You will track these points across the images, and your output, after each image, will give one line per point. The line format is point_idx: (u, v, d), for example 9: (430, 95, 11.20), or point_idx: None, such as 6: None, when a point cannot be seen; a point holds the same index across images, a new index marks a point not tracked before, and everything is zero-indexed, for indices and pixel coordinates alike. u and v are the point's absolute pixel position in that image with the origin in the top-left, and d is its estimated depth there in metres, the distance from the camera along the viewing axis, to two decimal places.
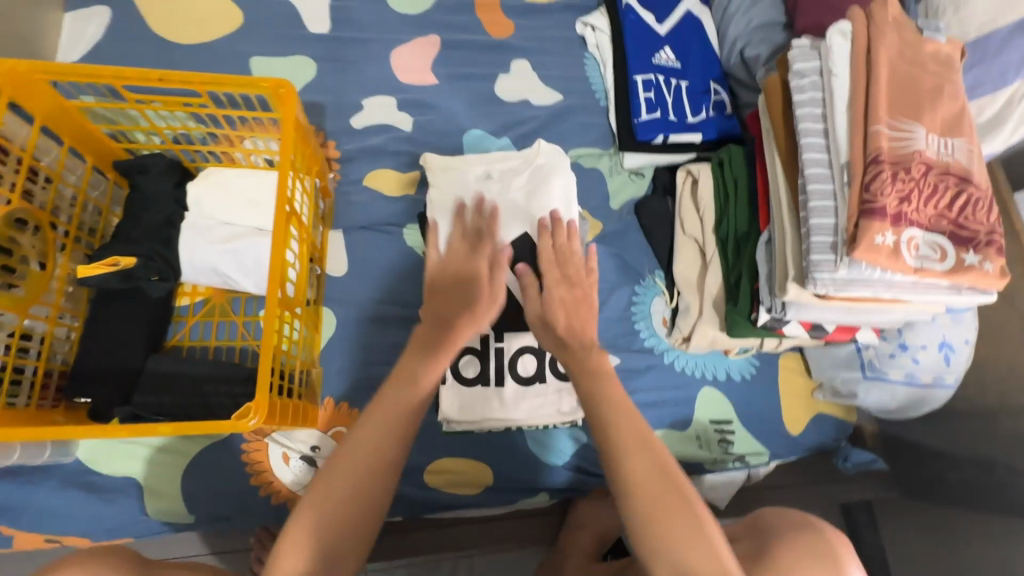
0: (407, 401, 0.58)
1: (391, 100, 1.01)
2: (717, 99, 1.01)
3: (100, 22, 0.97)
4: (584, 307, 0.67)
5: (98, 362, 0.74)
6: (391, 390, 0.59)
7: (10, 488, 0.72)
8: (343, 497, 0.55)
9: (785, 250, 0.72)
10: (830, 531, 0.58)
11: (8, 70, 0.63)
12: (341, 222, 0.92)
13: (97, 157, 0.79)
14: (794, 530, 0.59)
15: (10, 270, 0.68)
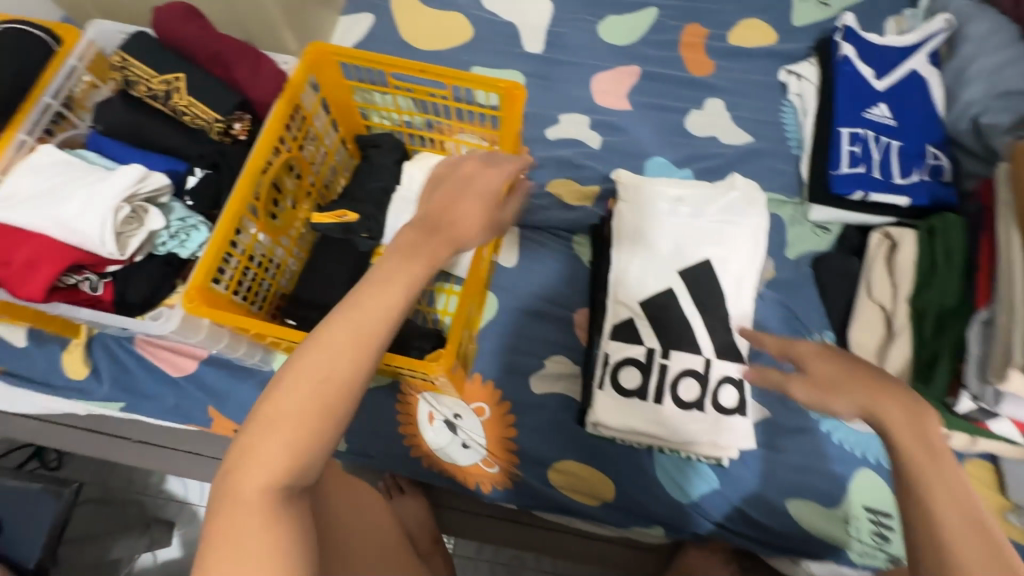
0: (315, 362, 0.48)
1: (585, 119, 1.08)
2: (933, 163, 0.93)
3: (364, 25, 1.18)
4: (880, 372, 0.54)
5: (310, 293, 0.87)
6: (319, 344, 0.48)
7: (222, 378, 0.87)
8: (288, 425, 0.47)
9: (1009, 332, 0.64)
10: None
11: (319, 51, 0.80)
12: (519, 219, 1.00)
13: (347, 130, 0.96)
14: None
15: (274, 204, 0.84)
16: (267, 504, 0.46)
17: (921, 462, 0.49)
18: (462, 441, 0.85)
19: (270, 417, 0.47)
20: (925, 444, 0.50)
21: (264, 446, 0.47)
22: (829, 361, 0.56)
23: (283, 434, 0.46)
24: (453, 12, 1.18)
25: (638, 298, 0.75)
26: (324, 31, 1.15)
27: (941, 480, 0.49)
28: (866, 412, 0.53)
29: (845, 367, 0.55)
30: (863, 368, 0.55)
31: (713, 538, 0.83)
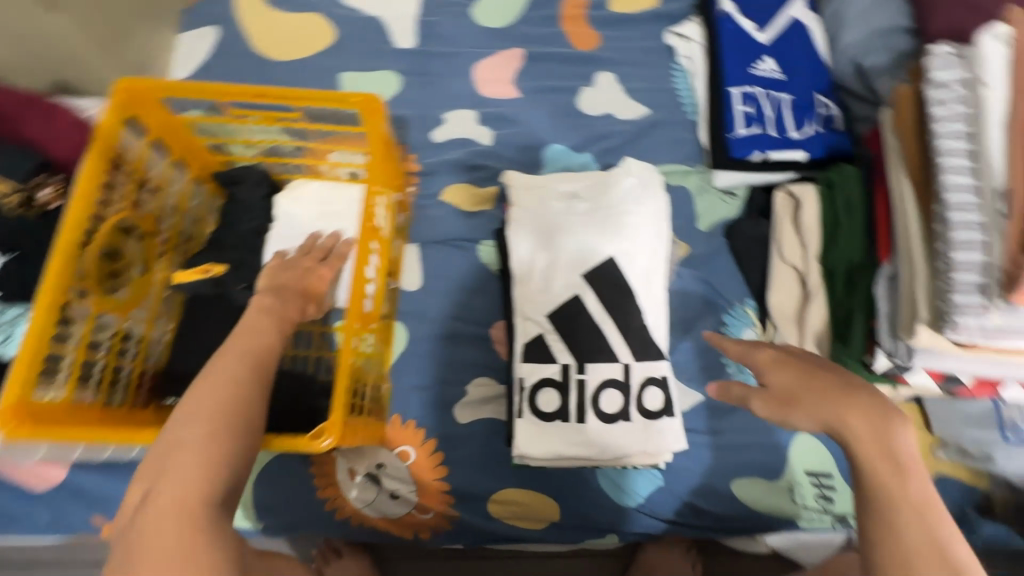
0: (222, 371, 0.54)
1: (472, 114, 1.00)
2: (824, 113, 0.92)
3: (207, 40, 1.03)
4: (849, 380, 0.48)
5: (185, 367, 0.76)
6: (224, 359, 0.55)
7: (100, 479, 0.75)
8: (199, 445, 0.48)
9: (913, 288, 0.62)
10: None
11: (130, 87, 0.67)
12: (417, 236, 0.92)
13: (199, 170, 0.84)
14: None
15: (116, 275, 0.71)
16: (197, 515, 0.45)
17: (887, 485, 0.43)
18: (390, 491, 0.78)
19: (177, 444, 0.48)
20: (890, 462, 0.44)
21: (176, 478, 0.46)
22: (788, 368, 0.51)
23: (193, 454, 0.48)
24: (308, 13, 1.05)
25: (545, 311, 0.68)
26: (160, 53, 0.99)
27: (913, 504, 0.43)
28: (827, 427, 0.47)
29: (804, 374, 0.50)
30: (818, 371, 0.49)
31: (667, 534, 0.81)
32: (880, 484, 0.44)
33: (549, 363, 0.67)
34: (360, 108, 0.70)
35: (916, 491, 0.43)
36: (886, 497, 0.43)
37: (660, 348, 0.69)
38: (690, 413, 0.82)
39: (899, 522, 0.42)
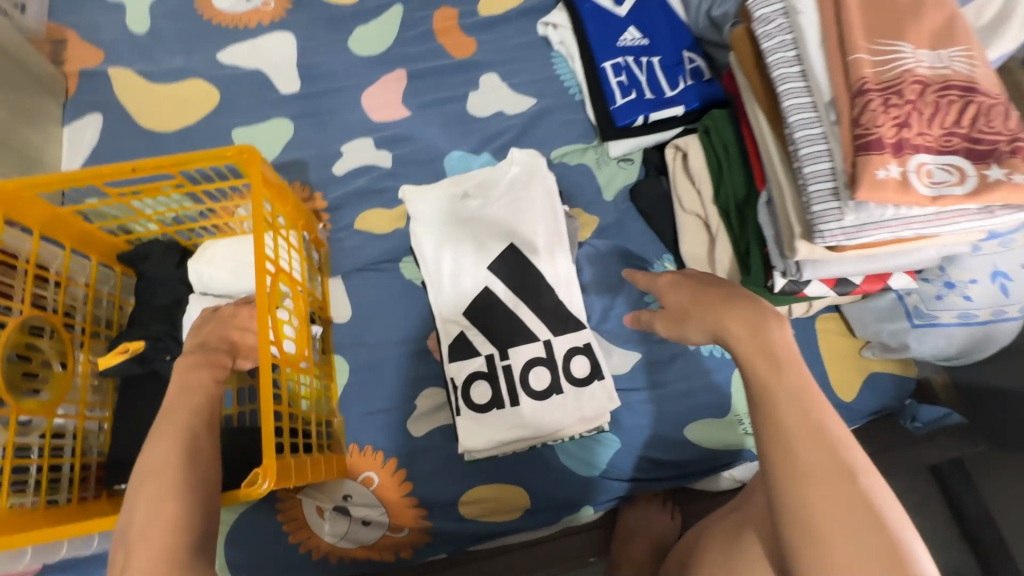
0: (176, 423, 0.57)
1: (368, 141, 1.02)
2: (692, 67, 0.97)
3: (93, 128, 1.04)
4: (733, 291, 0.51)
5: (128, 449, 0.76)
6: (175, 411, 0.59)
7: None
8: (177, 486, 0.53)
9: (786, 207, 0.67)
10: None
11: (4, 191, 0.67)
12: (339, 269, 0.93)
13: (103, 255, 0.84)
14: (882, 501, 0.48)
15: (33, 375, 0.71)
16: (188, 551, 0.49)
17: (769, 379, 0.45)
18: (362, 519, 0.79)
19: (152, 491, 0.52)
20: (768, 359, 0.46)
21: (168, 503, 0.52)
22: (683, 289, 0.55)
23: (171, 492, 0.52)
24: (188, 80, 1.07)
25: (460, 309, 0.72)
26: (46, 151, 0.99)
27: (790, 395, 0.44)
28: (715, 335, 0.50)
29: (695, 292, 0.53)
30: (709, 288, 0.52)
31: (637, 491, 0.84)
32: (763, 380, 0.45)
33: (475, 357, 0.70)
34: (239, 160, 0.71)
35: (793, 381, 0.45)
36: (768, 394, 0.45)
37: (577, 318, 0.72)
38: (632, 373, 0.85)
39: (779, 412, 0.44)
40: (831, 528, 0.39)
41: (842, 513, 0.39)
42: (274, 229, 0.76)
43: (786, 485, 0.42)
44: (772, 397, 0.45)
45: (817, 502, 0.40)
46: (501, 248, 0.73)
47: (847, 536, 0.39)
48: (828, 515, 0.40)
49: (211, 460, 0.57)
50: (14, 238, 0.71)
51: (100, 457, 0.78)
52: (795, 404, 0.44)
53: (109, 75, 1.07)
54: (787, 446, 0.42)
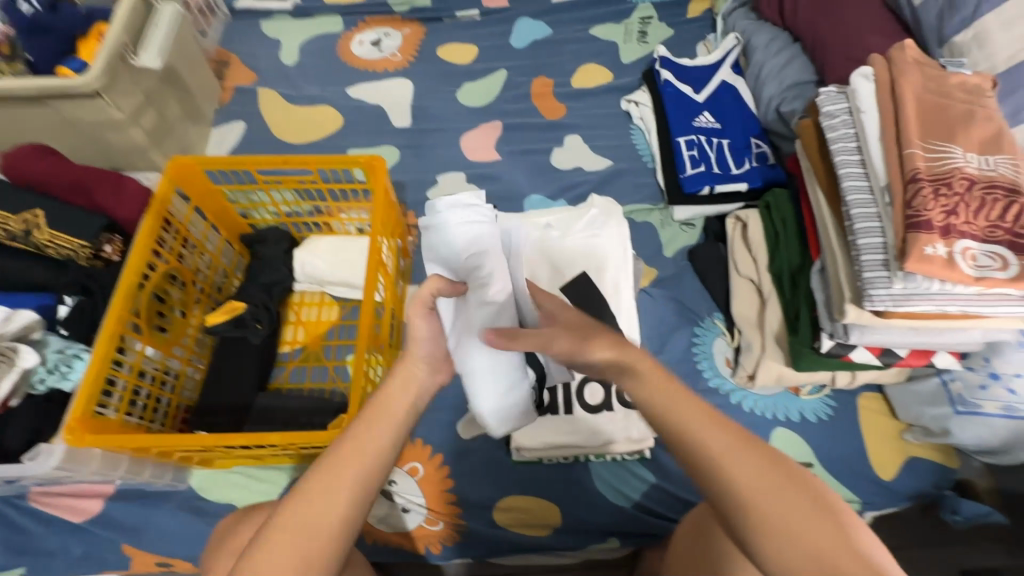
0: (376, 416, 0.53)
1: (460, 175, 1.17)
2: (758, 151, 1.09)
3: (236, 132, 1.23)
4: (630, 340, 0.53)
5: (216, 398, 0.86)
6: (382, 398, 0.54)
7: (137, 506, 0.82)
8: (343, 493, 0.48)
9: (837, 275, 0.74)
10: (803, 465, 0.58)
11: (180, 164, 0.84)
12: (418, 279, 1.05)
13: (230, 232, 0.98)
14: None
15: (161, 316, 0.84)
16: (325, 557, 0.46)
17: (661, 389, 0.49)
18: (403, 506, 0.84)
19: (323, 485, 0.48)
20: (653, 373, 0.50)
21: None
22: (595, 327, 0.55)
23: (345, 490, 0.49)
24: (320, 105, 1.26)
25: None
26: (197, 145, 1.18)
27: (673, 398, 0.49)
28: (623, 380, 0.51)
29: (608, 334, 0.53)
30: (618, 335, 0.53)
31: (661, 531, 0.85)
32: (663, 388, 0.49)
33: None
34: (366, 167, 0.86)
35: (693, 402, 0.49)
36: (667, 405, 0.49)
37: (633, 346, 0.79)
38: None
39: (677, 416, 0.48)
40: (762, 501, 0.45)
41: (759, 485, 0.45)
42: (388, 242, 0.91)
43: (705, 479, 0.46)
44: (672, 410, 0.48)
45: (741, 479, 0.45)
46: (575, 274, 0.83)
47: (791, 513, 0.45)
48: (755, 491, 0.45)
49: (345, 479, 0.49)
50: (176, 203, 0.87)
51: (189, 402, 0.87)
52: (697, 406, 0.48)
53: (257, 94, 1.28)
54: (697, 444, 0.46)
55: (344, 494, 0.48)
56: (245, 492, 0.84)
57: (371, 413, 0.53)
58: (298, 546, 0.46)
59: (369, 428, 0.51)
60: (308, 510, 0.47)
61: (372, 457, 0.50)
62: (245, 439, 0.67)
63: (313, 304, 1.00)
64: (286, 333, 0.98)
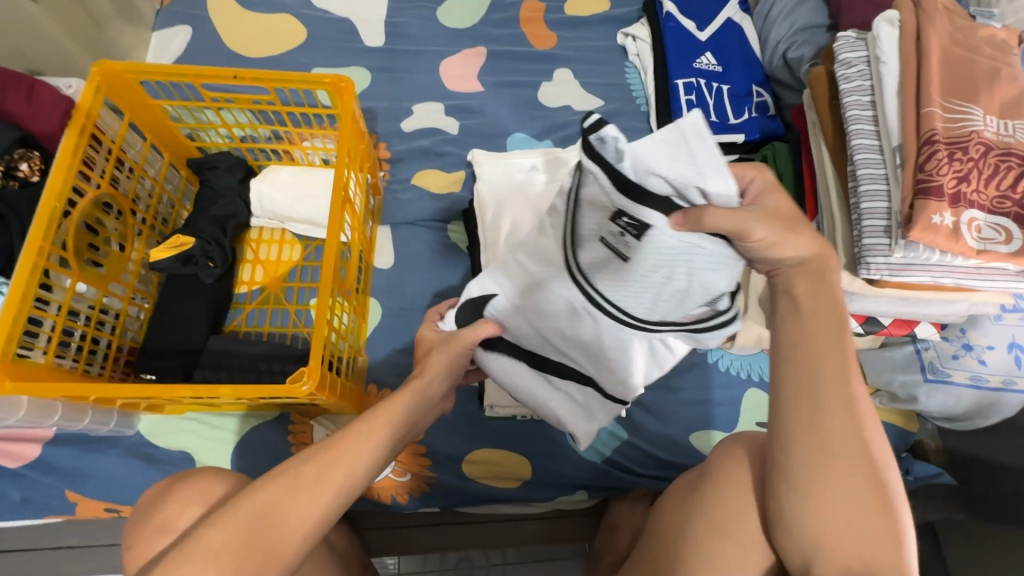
0: (376, 429, 0.53)
1: (439, 106, 1.07)
2: (759, 101, 1.02)
3: (181, 38, 1.07)
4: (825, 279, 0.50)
5: (164, 340, 0.79)
6: (385, 411, 0.55)
7: (79, 452, 0.77)
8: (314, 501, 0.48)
9: (834, 239, 0.71)
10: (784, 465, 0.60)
11: (107, 70, 0.71)
12: (389, 219, 0.97)
13: (174, 156, 0.87)
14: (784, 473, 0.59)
15: (95, 249, 0.74)
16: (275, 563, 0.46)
17: (822, 331, 0.49)
18: None
19: (299, 485, 0.48)
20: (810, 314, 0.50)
21: (188, 558, 0.45)
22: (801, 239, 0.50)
23: (320, 497, 0.49)
24: (281, 13, 1.11)
25: None
26: (135, 51, 1.03)
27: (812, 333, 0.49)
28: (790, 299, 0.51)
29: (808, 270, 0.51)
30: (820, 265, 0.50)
31: (632, 487, 0.85)
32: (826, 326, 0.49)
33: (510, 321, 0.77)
34: (332, 89, 0.75)
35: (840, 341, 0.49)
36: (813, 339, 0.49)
37: None
38: None
39: (808, 360, 0.48)
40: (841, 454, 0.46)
41: (855, 459, 0.46)
42: (356, 176, 0.82)
43: (800, 428, 0.47)
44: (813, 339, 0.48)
45: (838, 432, 0.46)
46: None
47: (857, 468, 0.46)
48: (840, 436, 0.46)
49: (328, 487, 0.49)
50: (106, 117, 0.75)
51: (133, 343, 0.80)
52: (841, 356, 0.48)
53: None
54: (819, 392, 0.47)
55: (318, 499, 0.48)
56: (200, 439, 0.79)
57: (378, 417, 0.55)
58: (259, 540, 0.46)
59: (369, 431, 0.53)
60: (289, 498, 0.48)
61: (363, 466, 0.51)
62: (193, 390, 0.61)
63: (273, 242, 0.93)
64: (243, 272, 0.91)
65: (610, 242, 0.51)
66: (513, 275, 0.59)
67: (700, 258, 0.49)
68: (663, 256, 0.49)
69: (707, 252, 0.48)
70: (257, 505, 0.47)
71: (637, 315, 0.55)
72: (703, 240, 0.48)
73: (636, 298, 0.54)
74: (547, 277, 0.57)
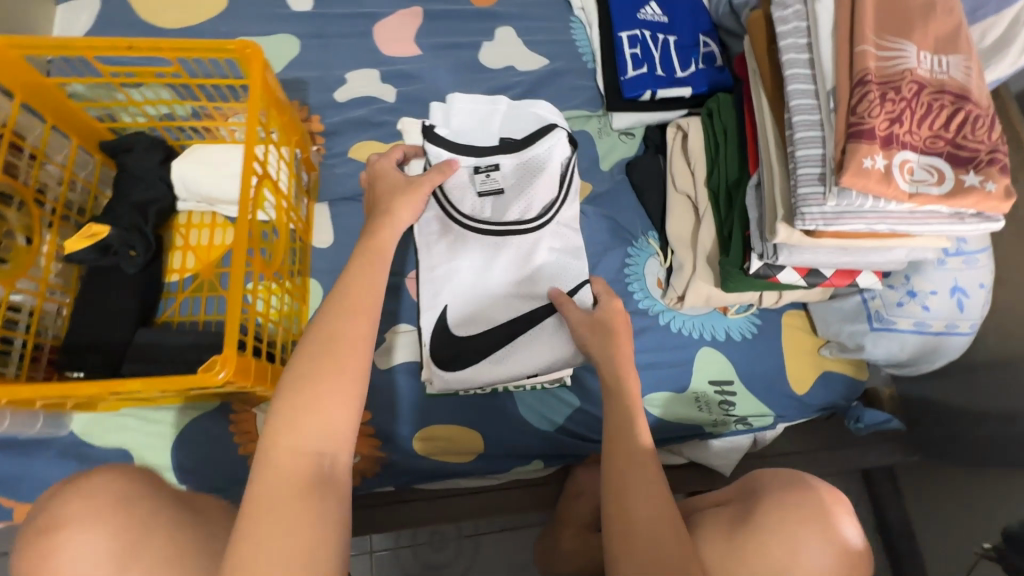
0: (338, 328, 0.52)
1: (374, 72, 1.01)
2: (706, 51, 0.98)
3: (88, 12, 0.99)
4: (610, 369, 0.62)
5: (87, 335, 0.75)
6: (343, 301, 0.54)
7: (11, 457, 0.74)
8: (322, 409, 0.48)
9: (774, 192, 0.68)
10: (821, 490, 0.56)
11: None
12: (326, 196, 0.93)
13: (84, 139, 0.81)
14: (784, 485, 0.57)
15: None
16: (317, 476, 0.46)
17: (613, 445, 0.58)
18: None
19: (303, 404, 0.47)
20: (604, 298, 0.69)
21: (288, 452, 0.46)
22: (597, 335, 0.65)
23: (321, 406, 0.48)
24: None
25: (435, 270, 0.74)
26: (36, 27, 0.95)
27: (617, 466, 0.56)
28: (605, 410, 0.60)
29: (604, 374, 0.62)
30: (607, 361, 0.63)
31: (585, 453, 0.86)
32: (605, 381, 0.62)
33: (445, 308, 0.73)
34: (239, 56, 0.70)
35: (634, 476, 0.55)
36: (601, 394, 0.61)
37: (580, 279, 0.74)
38: None
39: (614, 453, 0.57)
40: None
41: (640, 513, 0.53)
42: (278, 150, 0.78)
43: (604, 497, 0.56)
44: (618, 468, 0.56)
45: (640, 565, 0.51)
46: (539, 128, 0.77)
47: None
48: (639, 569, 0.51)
49: (331, 387, 0.48)
50: None
51: (55, 341, 0.76)
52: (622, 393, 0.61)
53: None
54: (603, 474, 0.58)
55: (321, 417, 0.48)
56: (136, 433, 0.77)
57: (354, 297, 0.55)
58: (293, 468, 0.46)
59: (342, 328, 0.52)
60: (294, 418, 0.47)
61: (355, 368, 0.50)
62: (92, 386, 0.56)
63: (204, 226, 0.89)
64: (173, 260, 0.87)
65: (485, 189, 0.75)
66: (449, 284, 0.74)
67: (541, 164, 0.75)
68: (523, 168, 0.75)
69: (542, 150, 0.75)
70: (268, 438, 0.47)
71: (522, 227, 0.75)
72: (540, 144, 0.75)
73: (523, 207, 0.75)
74: (467, 263, 0.74)
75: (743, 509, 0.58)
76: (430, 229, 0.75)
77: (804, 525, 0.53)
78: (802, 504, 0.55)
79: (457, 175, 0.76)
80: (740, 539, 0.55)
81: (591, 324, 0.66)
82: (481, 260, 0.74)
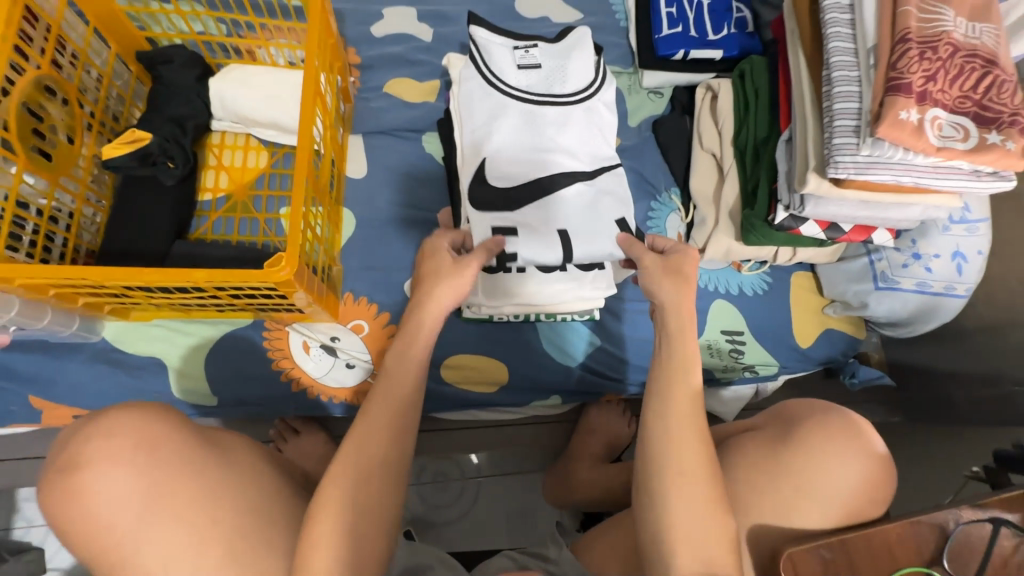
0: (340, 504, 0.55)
1: (411, 10, 1.01)
2: (738, 17, 1.00)
3: None
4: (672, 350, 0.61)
5: (124, 242, 0.75)
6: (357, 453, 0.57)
7: (45, 358, 0.75)
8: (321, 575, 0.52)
9: (805, 145, 0.73)
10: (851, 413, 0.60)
11: None
12: (360, 128, 0.93)
13: (121, 47, 0.80)
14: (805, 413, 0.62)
15: (41, 137, 0.69)
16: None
17: (662, 427, 0.58)
18: (348, 362, 0.82)
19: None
20: (676, 331, 0.61)
21: None
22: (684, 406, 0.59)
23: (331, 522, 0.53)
24: None
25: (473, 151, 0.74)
26: None
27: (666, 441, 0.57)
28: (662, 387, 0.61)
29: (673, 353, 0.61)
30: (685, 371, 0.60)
31: (605, 391, 0.90)
32: (673, 468, 0.56)
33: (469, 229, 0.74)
34: None
35: (682, 462, 0.56)
36: (663, 486, 0.56)
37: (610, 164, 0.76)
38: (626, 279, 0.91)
39: (667, 446, 0.57)
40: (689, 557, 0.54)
41: (693, 492, 0.55)
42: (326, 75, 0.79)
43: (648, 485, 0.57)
44: (665, 454, 0.57)
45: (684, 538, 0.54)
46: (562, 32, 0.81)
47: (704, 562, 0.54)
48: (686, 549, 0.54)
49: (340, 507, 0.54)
50: None
51: (90, 247, 0.77)
52: (698, 447, 0.57)
53: None
54: (654, 476, 0.56)
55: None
56: (169, 344, 0.78)
57: (369, 442, 0.58)
58: None
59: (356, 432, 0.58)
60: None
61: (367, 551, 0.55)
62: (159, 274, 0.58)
63: (237, 148, 0.88)
64: (206, 179, 0.87)
65: (526, 66, 0.77)
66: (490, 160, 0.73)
67: (579, 49, 0.78)
68: (566, 54, 0.78)
69: (575, 40, 0.79)
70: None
71: (560, 99, 0.76)
72: (574, 35, 0.79)
73: (557, 84, 0.76)
74: (504, 143, 0.73)
75: (780, 431, 0.62)
76: (471, 97, 0.75)
77: (843, 440, 0.58)
78: (833, 426, 0.59)
79: (499, 58, 0.77)
80: (784, 456, 0.60)
81: (669, 268, 0.65)
82: (515, 135, 0.74)
